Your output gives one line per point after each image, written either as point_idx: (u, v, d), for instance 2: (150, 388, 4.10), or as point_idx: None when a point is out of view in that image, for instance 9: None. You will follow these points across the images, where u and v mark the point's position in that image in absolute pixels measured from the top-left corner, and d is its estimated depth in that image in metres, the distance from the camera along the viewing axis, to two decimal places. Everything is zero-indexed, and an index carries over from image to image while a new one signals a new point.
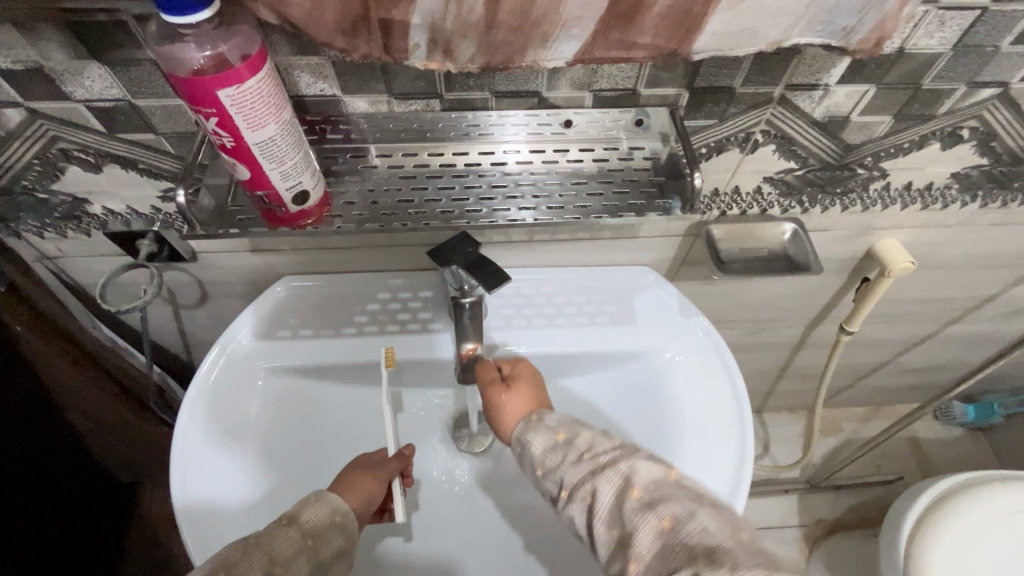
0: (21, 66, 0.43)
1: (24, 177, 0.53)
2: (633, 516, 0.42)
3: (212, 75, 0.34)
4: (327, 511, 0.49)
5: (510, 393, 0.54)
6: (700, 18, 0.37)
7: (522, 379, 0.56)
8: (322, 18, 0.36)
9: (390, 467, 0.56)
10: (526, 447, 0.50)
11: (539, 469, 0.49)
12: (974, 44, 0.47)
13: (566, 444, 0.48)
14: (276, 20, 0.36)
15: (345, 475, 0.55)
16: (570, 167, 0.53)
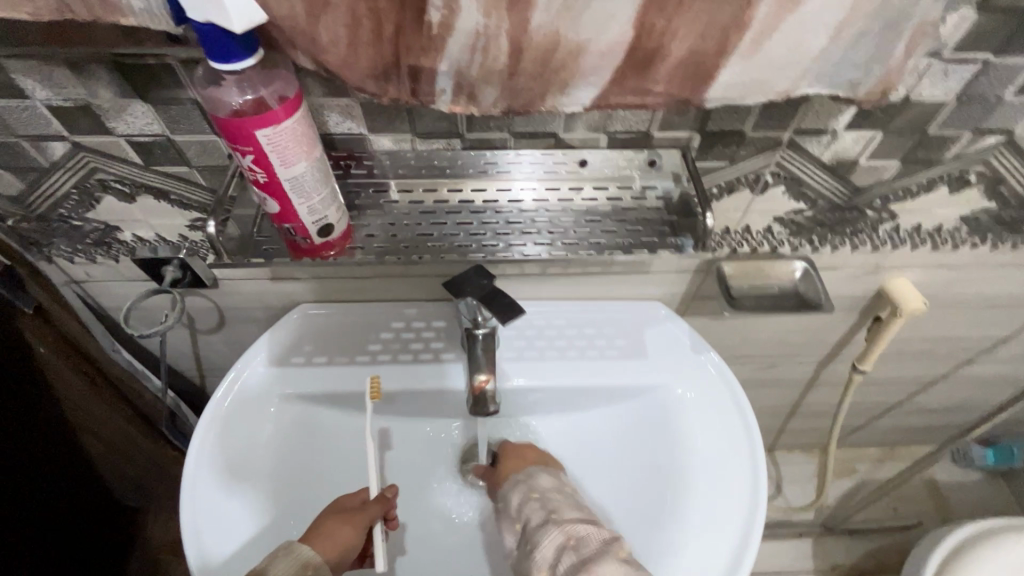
0: (70, 102, 0.45)
1: (62, 205, 0.56)
2: None
3: (251, 116, 0.37)
4: (297, 565, 0.49)
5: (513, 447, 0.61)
6: (711, 70, 0.39)
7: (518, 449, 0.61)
8: (356, 65, 0.38)
9: (371, 511, 0.55)
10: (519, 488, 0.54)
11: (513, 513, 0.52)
12: (978, 94, 0.48)
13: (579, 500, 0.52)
14: (313, 67, 0.38)
15: (323, 522, 0.55)
16: (585, 205, 0.55)
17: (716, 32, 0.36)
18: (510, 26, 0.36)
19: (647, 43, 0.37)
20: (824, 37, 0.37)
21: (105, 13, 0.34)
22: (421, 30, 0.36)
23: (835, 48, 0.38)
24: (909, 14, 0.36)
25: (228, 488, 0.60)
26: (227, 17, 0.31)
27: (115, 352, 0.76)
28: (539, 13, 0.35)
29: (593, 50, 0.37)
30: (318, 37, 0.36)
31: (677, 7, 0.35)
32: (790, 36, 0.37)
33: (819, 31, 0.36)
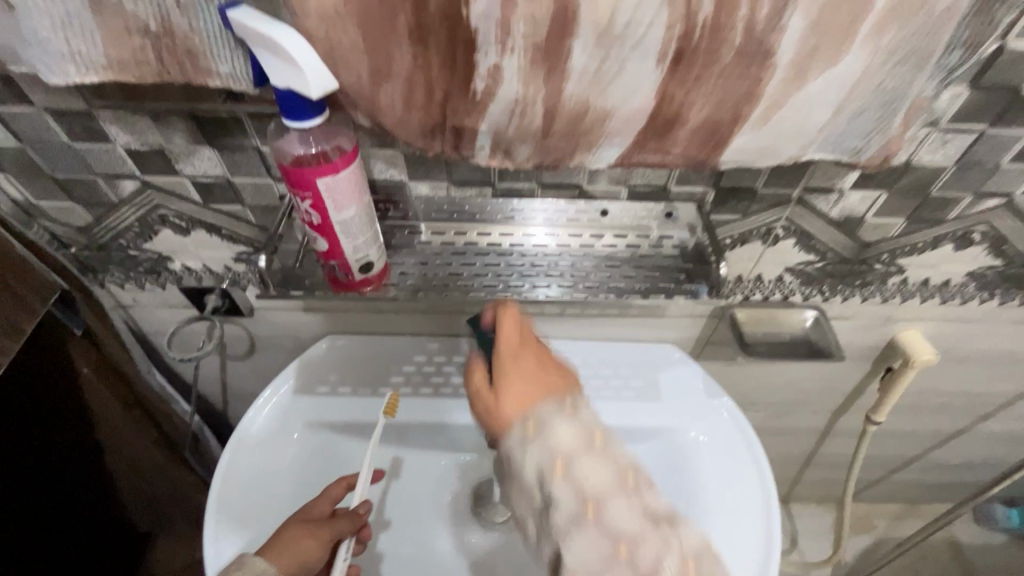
0: (146, 147, 0.51)
1: (123, 236, 0.61)
2: None
3: (312, 166, 0.41)
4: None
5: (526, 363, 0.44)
6: (725, 136, 0.43)
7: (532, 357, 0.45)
8: (408, 124, 0.42)
9: (338, 527, 0.57)
10: (551, 432, 0.39)
11: (559, 465, 0.38)
12: (976, 160, 0.52)
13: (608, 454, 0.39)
14: (370, 125, 0.43)
15: (287, 529, 0.57)
16: (606, 251, 0.58)
17: (730, 104, 0.40)
18: (546, 94, 0.40)
19: (667, 112, 0.41)
20: (829, 111, 0.41)
21: (195, 75, 0.40)
22: (467, 96, 0.41)
23: (838, 121, 0.42)
24: (905, 93, 0.40)
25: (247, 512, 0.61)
26: (305, 84, 0.36)
27: (150, 374, 0.79)
28: (571, 85, 0.40)
29: (619, 115, 0.42)
30: (377, 100, 0.41)
31: (695, 81, 0.39)
32: (798, 109, 0.41)
33: (824, 106, 0.40)
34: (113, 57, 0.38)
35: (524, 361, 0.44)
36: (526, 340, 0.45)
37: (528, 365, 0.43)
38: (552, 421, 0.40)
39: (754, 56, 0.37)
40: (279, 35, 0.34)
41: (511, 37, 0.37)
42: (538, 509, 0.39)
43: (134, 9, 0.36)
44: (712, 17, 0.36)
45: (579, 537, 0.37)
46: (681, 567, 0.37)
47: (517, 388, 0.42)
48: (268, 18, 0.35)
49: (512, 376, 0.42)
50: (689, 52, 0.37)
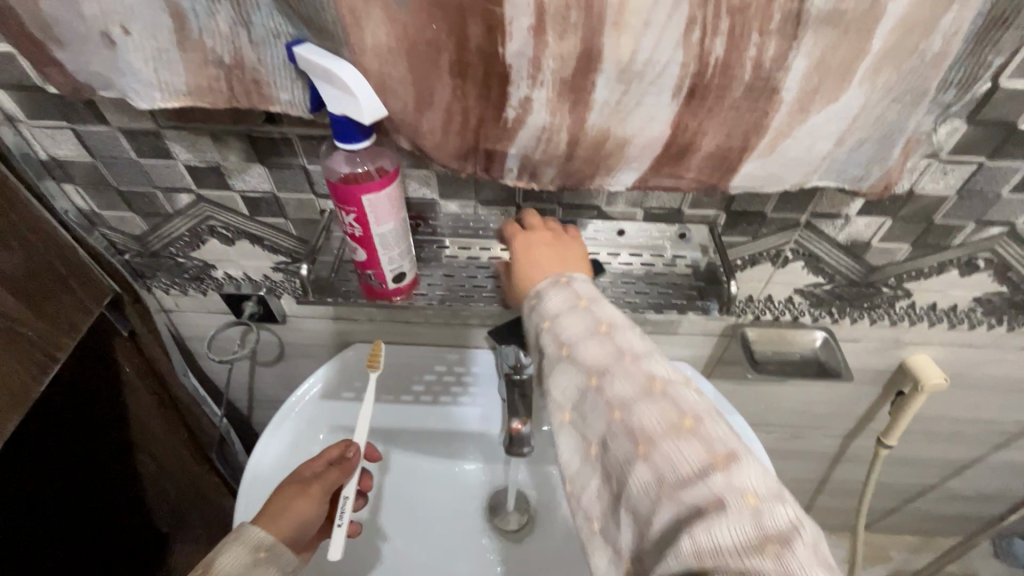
0: (204, 164, 0.56)
1: (173, 245, 0.66)
2: (671, 443, 0.35)
3: (358, 184, 0.46)
4: (248, 550, 0.50)
5: (534, 239, 0.50)
6: (735, 163, 0.46)
7: (541, 237, 0.50)
8: (445, 146, 0.47)
9: (329, 479, 0.57)
10: (543, 301, 0.43)
11: (547, 319, 0.42)
12: (976, 190, 0.55)
13: (604, 330, 0.40)
14: (409, 148, 0.47)
15: (279, 497, 0.56)
16: (621, 268, 0.61)
17: (740, 134, 0.44)
18: (571, 122, 0.44)
19: (681, 140, 0.45)
20: (831, 141, 0.44)
21: (259, 101, 0.45)
22: (499, 123, 0.45)
23: (839, 150, 0.45)
24: (902, 126, 0.44)
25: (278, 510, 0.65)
26: (359, 112, 0.41)
27: (184, 377, 0.82)
28: (594, 115, 0.44)
29: (637, 142, 0.45)
30: (419, 126, 0.45)
31: (707, 113, 0.43)
32: (801, 139, 0.44)
33: (826, 138, 0.44)
34: (191, 85, 0.43)
35: (540, 239, 0.50)
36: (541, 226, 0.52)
37: (541, 241, 0.50)
38: (547, 287, 0.44)
39: (762, 91, 0.41)
40: (338, 70, 0.39)
41: (541, 72, 0.41)
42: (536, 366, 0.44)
43: (212, 45, 0.41)
44: (724, 56, 0.39)
45: (562, 380, 0.40)
46: (646, 388, 0.38)
47: (538, 261, 0.48)
48: (329, 54, 0.40)
49: (533, 248, 0.49)
50: (702, 87, 0.41)
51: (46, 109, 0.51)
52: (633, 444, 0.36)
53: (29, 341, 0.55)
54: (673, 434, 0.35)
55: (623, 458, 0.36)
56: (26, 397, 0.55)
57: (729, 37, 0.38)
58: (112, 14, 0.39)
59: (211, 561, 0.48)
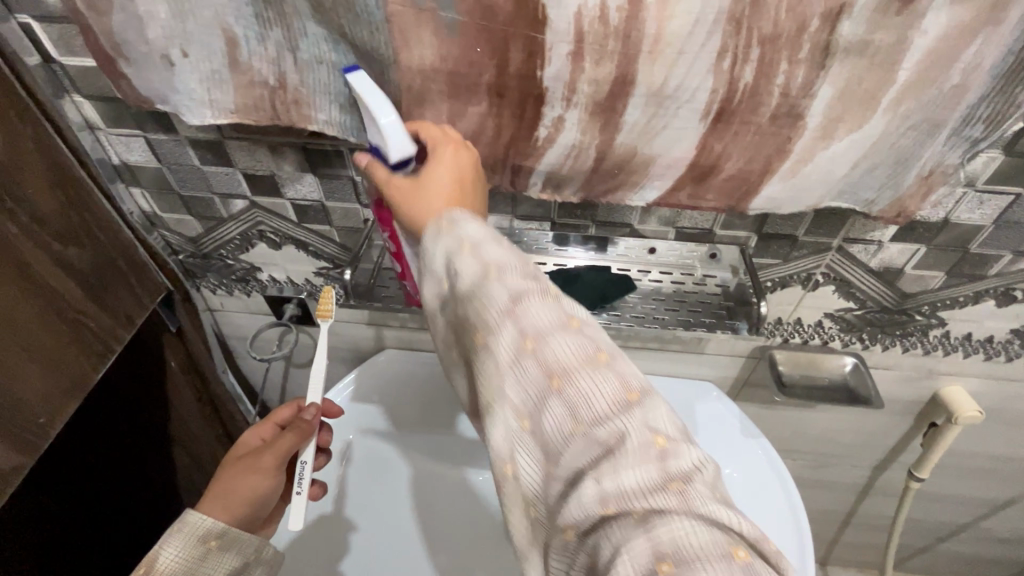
0: (262, 172, 0.59)
1: (223, 247, 0.69)
2: (582, 377, 0.33)
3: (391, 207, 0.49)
4: (197, 540, 0.50)
5: (446, 164, 0.42)
6: (755, 185, 0.48)
7: (459, 167, 0.43)
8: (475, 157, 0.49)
9: (278, 449, 0.55)
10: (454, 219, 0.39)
11: (466, 245, 0.38)
12: (1013, 220, 0.54)
13: (514, 256, 0.37)
14: None
15: (229, 478, 0.55)
16: (651, 286, 0.63)
17: (763, 157, 0.46)
18: (600, 141, 0.47)
19: (706, 160, 0.47)
20: (847, 165, 0.46)
21: (298, 119, 0.48)
22: (530, 140, 0.48)
23: (857, 174, 0.46)
24: (917, 156, 0.45)
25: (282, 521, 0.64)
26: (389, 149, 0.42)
27: (223, 374, 0.87)
28: (622, 135, 0.46)
29: (662, 160, 0.48)
30: None
31: (732, 137, 0.45)
32: (820, 164, 0.46)
33: (844, 163, 0.45)
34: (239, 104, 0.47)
35: (442, 162, 0.42)
36: (448, 138, 0.44)
37: (441, 166, 0.42)
38: (462, 218, 0.39)
39: (787, 117, 0.43)
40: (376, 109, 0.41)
41: (575, 94, 0.44)
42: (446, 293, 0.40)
43: (258, 68, 0.45)
44: (752, 83, 0.41)
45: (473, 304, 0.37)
46: (564, 322, 0.35)
47: (426, 194, 0.41)
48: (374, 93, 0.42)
49: (430, 172, 0.42)
50: (730, 112, 0.43)
51: (122, 119, 0.55)
52: (547, 376, 0.34)
53: (91, 331, 0.59)
54: (590, 368, 0.33)
55: (536, 392, 0.35)
56: (84, 382, 0.59)
57: (759, 65, 0.40)
58: (174, 39, 0.43)
59: (154, 560, 0.48)
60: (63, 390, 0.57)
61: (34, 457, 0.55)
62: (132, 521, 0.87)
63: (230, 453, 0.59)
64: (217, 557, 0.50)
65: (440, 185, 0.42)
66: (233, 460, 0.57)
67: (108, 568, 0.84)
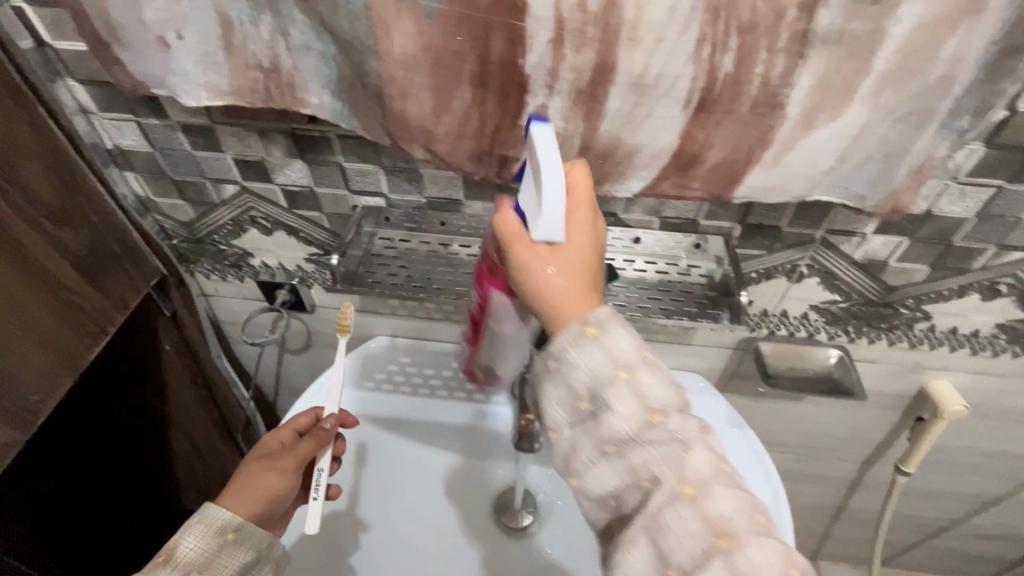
0: (252, 158, 0.60)
1: (217, 232, 0.70)
2: (749, 540, 0.35)
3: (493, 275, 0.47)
4: (214, 532, 0.52)
5: (585, 235, 0.41)
6: (739, 175, 0.48)
7: (597, 239, 0.41)
8: (459, 147, 0.49)
9: (297, 453, 0.56)
10: (609, 337, 0.39)
11: (623, 370, 0.38)
12: (996, 213, 0.55)
13: (675, 394, 0.39)
14: (426, 157, 0.50)
15: (248, 474, 0.56)
16: (636, 275, 0.63)
17: (746, 148, 0.46)
18: (584, 129, 0.47)
19: (690, 150, 0.47)
20: (832, 158, 0.45)
21: (293, 104, 0.48)
22: (514, 128, 0.47)
23: (843, 167, 0.46)
24: (906, 147, 0.44)
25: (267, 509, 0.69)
26: (540, 219, 0.38)
27: (218, 360, 0.86)
28: (606, 123, 0.46)
29: (646, 151, 0.48)
30: (435, 130, 0.47)
31: (715, 127, 0.45)
32: (803, 155, 0.45)
33: (825, 155, 0.45)
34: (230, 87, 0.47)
35: (587, 230, 0.41)
36: (591, 204, 0.42)
37: (585, 236, 0.41)
38: (611, 325, 0.39)
39: (769, 107, 0.43)
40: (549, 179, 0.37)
41: (557, 82, 0.44)
42: (588, 411, 0.39)
43: (253, 49, 0.44)
44: (732, 72, 0.42)
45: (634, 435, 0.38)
46: (722, 473, 0.37)
47: (571, 280, 0.40)
48: (551, 158, 0.38)
49: (574, 237, 0.40)
50: (711, 100, 0.44)
51: (115, 103, 0.56)
52: (713, 533, 0.35)
53: (85, 312, 0.60)
54: (754, 530, 0.36)
55: (695, 545, 0.35)
56: (75, 365, 0.60)
57: (738, 54, 0.40)
58: (172, 21, 0.43)
59: (175, 547, 0.50)
60: (55, 370, 0.58)
61: (26, 434, 0.56)
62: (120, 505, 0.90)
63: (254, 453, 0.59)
64: (231, 550, 0.52)
65: (581, 252, 0.40)
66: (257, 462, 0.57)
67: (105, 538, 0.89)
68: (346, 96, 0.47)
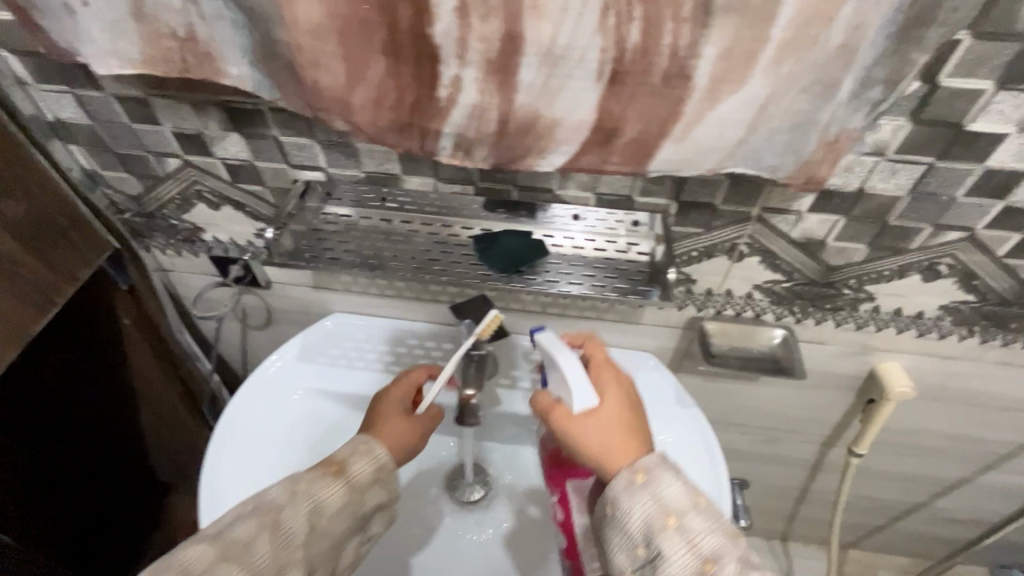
0: (190, 131, 0.61)
1: (166, 207, 0.71)
2: None
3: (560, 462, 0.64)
4: (373, 465, 0.54)
5: (611, 390, 0.53)
6: (653, 147, 0.48)
7: (621, 393, 0.54)
8: (379, 118, 0.49)
9: (427, 421, 0.60)
10: (660, 482, 0.47)
11: (672, 517, 0.45)
12: (929, 192, 0.54)
13: (727, 532, 0.45)
14: (347, 128, 0.50)
15: (390, 422, 0.58)
16: (573, 252, 0.63)
17: (658, 121, 0.46)
18: (499, 102, 0.46)
19: (607, 124, 0.47)
20: (743, 129, 0.45)
21: (211, 74, 0.48)
22: (433, 100, 0.47)
23: (756, 139, 0.45)
24: (815, 118, 0.44)
25: (217, 453, 0.70)
26: (572, 393, 0.51)
27: (179, 335, 0.88)
28: (522, 95, 0.46)
29: (566, 124, 0.48)
30: (351, 102, 0.47)
31: (630, 99, 0.45)
32: (712, 127, 0.45)
33: (733, 126, 0.45)
34: (146, 56, 0.47)
35: (612, 389, 0.54)
36: (614, 369, 0.56)
37: (613, 392, 0.53)
38: (658, 472, 0.47)
39: (678, 78, 0.43)
40: (567, 363, 0.52)
41: (467, 52, 0.44)
42: (646, 555, 0.45)
43: (164, 18, 0.44)
44: (641, 42, 0.41)
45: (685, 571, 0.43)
46: None
47: (612, 434, 0.50)
48: (560, 347, 0.53)
49: (605, 396, 0.53)
50: (623, 72, 0.43)
51: (50, 75, 0.56)
52: None
53: (31, 284, 0.61)
54: None
55: None
56: (22, 336, 0.61)
57: (644, 23, 0.40)
58: None
59: (347, 466, 0.52)
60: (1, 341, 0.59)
61: None
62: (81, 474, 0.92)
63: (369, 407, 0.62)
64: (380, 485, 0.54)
65: (613, 405, 0.52)
66: (377, 412, 0.60)
67: (85, 491, 0.93)
68: (262, 67, 0.47)
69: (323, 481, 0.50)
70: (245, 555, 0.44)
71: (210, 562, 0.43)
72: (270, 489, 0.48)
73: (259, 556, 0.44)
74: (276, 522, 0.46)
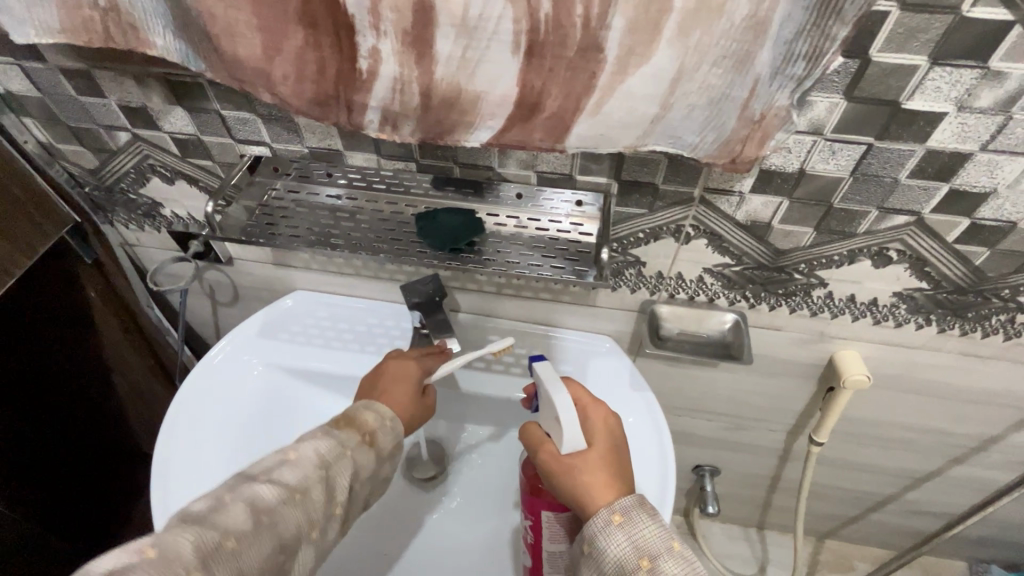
0: (135, 105, 0.61)
1: (122, 181, 0.72)
2: None
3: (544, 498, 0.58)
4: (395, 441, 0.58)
5: (599, 429, 0.55)
6: (570, 122, 0.47)
7: (608, 432, 0.55)
8: (301, 91, 0.49)
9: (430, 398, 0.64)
10: (636, 525, 0.48)
11: (646, 560, 0.46)
12: (871, 173, 0.52)
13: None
14: (273, 101, 0.51)
15: (409, 399, 0.61)
16: (515, 232, 0.63)
17: (576, 94, 0.45)
18: (419, 75, 0.46)
19: (528, 98, 0.46)
20: (658, 104, 0.44)
21: (138, 44, 0.48)
22: (355, 74, 0.47)
23: (673, 114, 0.45)
24: (734, 93, 0.43)
25: (172, 423, 0.71)
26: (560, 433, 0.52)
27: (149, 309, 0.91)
28: (441, 68, 0.45)
29: (489, 100, 0.47)
30: (272, 73, 0.48)
31: (549, 72, 0.44)
32: (624, 101, 0.45)
33: (649, 99, 0.44)
34: (74, 26, 0.47)
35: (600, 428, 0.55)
36: (602, 405, 0.57)
37: (600, 431, 0.55)
38: (635, 514, 0.49)
39: (591, 51, 0.42)
40: (559, 401, 0.52)
41: (382, 23, 0.43)
42: None
43: None
44: (553, 13, 0.40)
45: None
46: None
47: (594, 474, 0.51)
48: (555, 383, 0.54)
49: (592, 435, 0.54)
50: (539, 45, 0.42)
51: None
52: None
53: None
54: None
55: None
56: None
57: None
58: None
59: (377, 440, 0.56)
60: None
61: None
62: (52, 447, 0.93)
63: (376, 368, 0.64)
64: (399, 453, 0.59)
65: (599, 444, 0.54)
66: (387, 375, 0.63)
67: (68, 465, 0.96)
68: (186, 38, 0.47)
69: (356, 445, 0.54)
70: (298, 497, 0.49)
71: (274, 499, 0.47)
72: (317, 446, 0.52)
73: (311, 500, 0.49)
74: (326, 473, 0.51)
